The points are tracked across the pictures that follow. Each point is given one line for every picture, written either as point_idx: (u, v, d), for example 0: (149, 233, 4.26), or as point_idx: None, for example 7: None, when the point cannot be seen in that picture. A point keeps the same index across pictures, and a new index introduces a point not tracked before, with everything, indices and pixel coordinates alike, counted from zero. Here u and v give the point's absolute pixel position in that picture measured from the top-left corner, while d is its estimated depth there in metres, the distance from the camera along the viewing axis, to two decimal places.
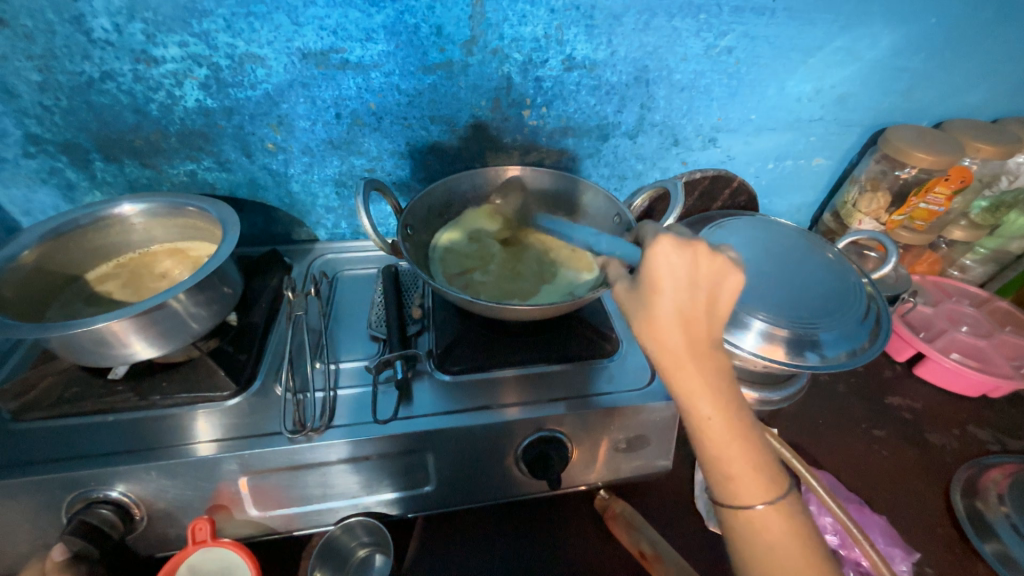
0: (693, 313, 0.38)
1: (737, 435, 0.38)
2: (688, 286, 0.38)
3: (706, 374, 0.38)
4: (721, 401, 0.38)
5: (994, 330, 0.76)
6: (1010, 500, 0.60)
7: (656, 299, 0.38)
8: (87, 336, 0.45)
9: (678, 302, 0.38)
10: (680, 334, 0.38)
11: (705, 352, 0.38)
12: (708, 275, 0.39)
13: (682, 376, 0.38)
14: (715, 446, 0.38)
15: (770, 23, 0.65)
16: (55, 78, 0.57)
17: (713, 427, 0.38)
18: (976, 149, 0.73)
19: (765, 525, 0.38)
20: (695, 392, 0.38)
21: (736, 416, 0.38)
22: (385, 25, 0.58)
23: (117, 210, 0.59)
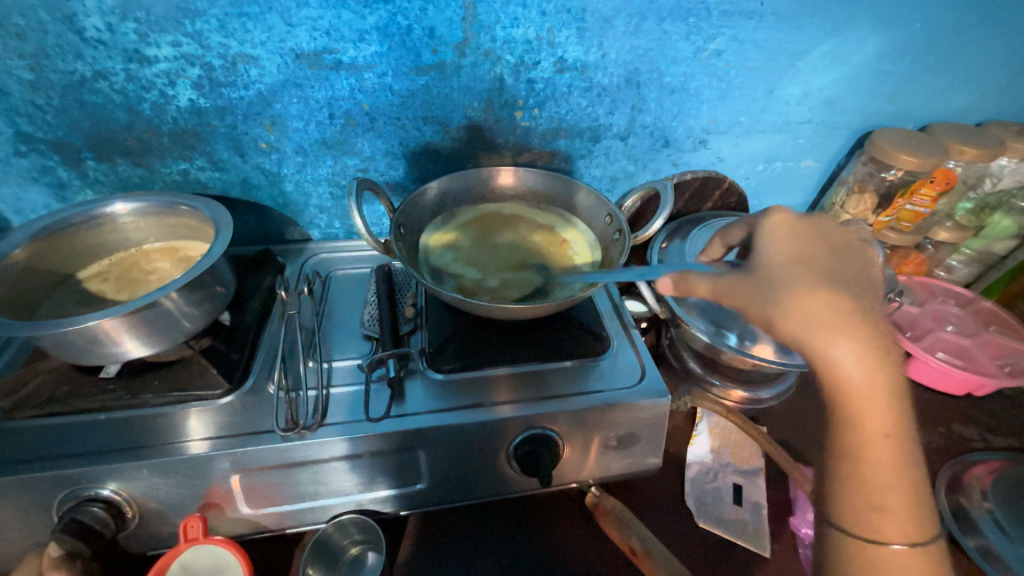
0: (862, 303, 0.44)
1: (899, 462, 0.40)
2: (832, 269, 0.46)
3: (884, 386, 0.41)
4: (896, 420, 0.40)
5: (979, 330, 0.77)
6: (993, 496, 0.61)
7: (805, 281, 0.44)
8: (79, 334, 0.45)
9: (820, 278, 0.44)
10: (865, 333, 0.42)
11: (892, 359, 0.41)
12: (843, 253, 0.49)
13: (836, 367, 0.41)
14: (881, 462, 0.40)
15: (758, 27, 0.66)
16: (47, 77, 0.57)
17: (883, 460, 0.40)
18: (960, 151, 0.74)
19: (900, 566, 0.39)
20: (875, 417, 0.40)
21: (904, 434, 0.41)
22: (378, 27, 0.58)
23: (109, 209, 0.59)
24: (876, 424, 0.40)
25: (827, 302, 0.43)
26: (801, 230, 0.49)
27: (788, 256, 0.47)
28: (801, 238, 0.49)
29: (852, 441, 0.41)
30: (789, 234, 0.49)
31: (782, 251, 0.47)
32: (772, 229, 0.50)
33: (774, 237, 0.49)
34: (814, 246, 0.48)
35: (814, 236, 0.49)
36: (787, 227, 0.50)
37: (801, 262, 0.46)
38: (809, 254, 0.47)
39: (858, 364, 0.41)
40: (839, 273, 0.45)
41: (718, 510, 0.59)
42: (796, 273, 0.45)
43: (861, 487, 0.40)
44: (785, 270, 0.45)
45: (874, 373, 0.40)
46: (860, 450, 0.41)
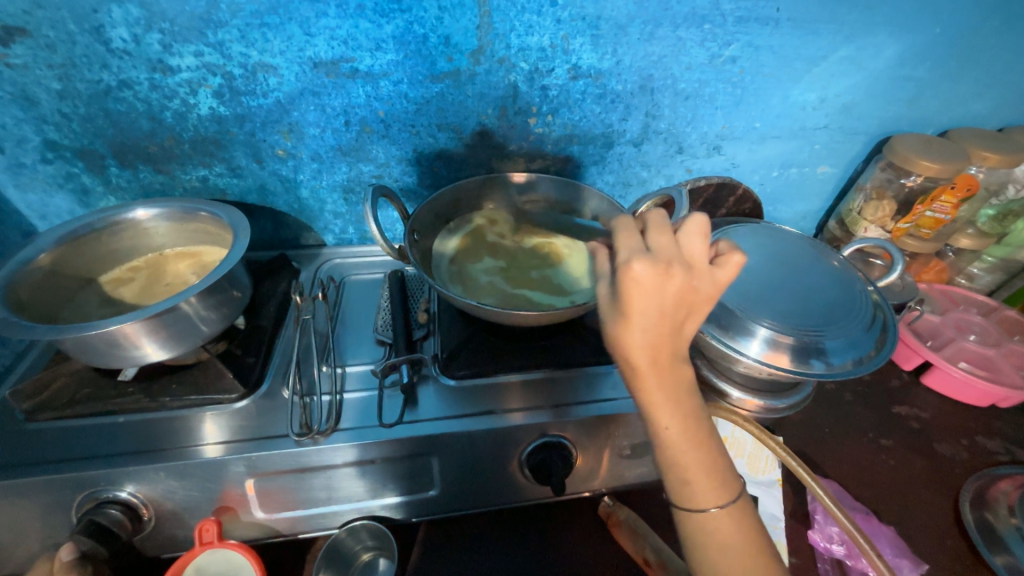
0: (655, 334, 0.37)
1: (697, 446, 0.40)
2: (666, 307, 0.36)
3: (677, 392, 0.39)
4: (684, 417, 0.39)
5: (1002, 340, 0.75)
6: (1020, 512, 0.59)
7: (629, 328, 0.37)
8: (100, 337, 0.46)
9: (643, 322, 0.37)
10: (649, 361, 0.38)
11: (668, 370, 0.38)
12: (680, 293, 0.36)
13: (643, 385, 0.39)
14: (675, 454, 0.40)
15: (774, 33, 0.65)
16: (74, 86, 0.59)
17: (685, 452, 0.40)
18: (982, 157, 0.73)
19: (716, 528, 0.40)
20: (676, 431, 0.39)
21: (695, 421, 0.40)
22: (395, 35, 0.59)
23: (131, 215, 0.60)
24: (671, 424, 0.39)
25: (631, 348, 0.38)
26: (648, 263, 0.36)
27: (631, 297, 0.36)
28: (644, 283, 0.36)
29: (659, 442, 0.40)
30: (641, 276, 0.36)
31: (629, 294, 0.36)
32: (630, 271, 0.36)
33: (629, 280, 0.36)
34: (651, 290, 0.36)
35: (660, 277, 0.36)
36: (644, 261, 0.36)
37: (638, 301, 0.36)
38: (647, 299, 0.36)
39: (654, 378, 0.38)
40: (655, 310, 0.36)
41: None
42: (621, 323, 0.37)
43: (673, 469, 0.41)
44: (617, 313, 0.37)
45: (663, 389, 0.38)
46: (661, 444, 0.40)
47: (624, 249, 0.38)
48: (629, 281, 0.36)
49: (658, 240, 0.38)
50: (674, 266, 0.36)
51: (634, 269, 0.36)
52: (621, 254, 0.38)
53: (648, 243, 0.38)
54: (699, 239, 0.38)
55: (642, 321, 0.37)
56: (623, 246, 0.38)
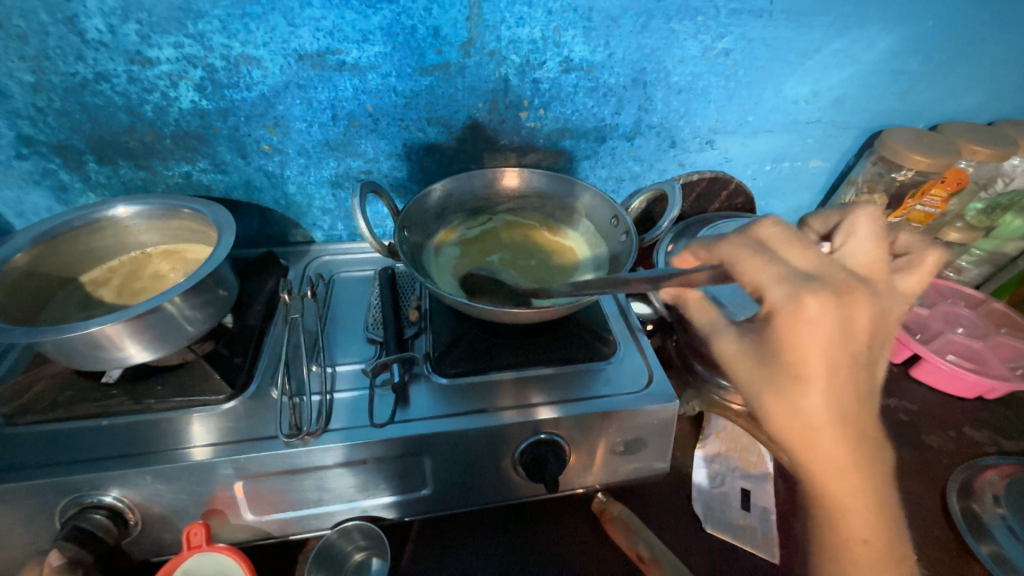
0: (844, 412, 0.35)
1: (876, 541, 0.38)
2: (851, 368, 0.35)
3: (861, 475, 0.37)
4: (866, 506, 0.37)
5: (989, 332, 0.76)
6: (1006, 501, 0.61)
7: (808, 401, 0.35)
8: (80, 340, 0.45)
9: (830, 389, 0.35)
10: (838, 443, 0.36)
11: (857, 455, 0.36)
12: (864, 341, 0.35)
13: (821, 470, 0.37)
14: (851, 549, 0.38)
15: (767, 26, 0.65)
16: (48, 79, 0.57)
17: (862, 548, 0.38)
18: (972, 151, 0.73)
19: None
20: (852, 518, 0.38)
21: (879, 513, 0.38)
22: (382, 27, 0.58)
23: (111, 212, 0.58)
24: (851, 513, 0.37)
25: (813, 424, 0.36)
26: (827, 297, 0.34)
27: (804, 352, 0.34)
28: (825, 339, 0.34)
29: (827, 525, 0.39)
30: (817, 314, 0.34)
31: (810, 352, 0.34)
32: (803, 310, 0.34)
33: (795, 326, 0.34)
34: (834, 339, 0.34)
35: (843, 314, 0.34)
36: (824, 298, 0.34)
37: (817, 365, 0.35)
38: (826, 348, 0.34)
39: (840, 461, 0.36)
40: (841, 376, 0.35)
41: (726, 515, 0.59)
42: (803, 393, 0.35)
43: (840, 571, 0.38)
44: (795, 381, 0.35)
45: (847, 471, 0.37)
46: (828, 528, 0.39)
47: (777, 284, 0.35)
48: (801, 318, 0.34)
49: (811, 260, 0.37)
50: (857, 293, 0.35)
51: (810, 305, 0.34)
52: (779, 288, 0.35)
53: (797, 265, 0.37)
54: (872, 244, 0.40)
55: (828, 393, 0.35)
56: (773, 276, 0.36)
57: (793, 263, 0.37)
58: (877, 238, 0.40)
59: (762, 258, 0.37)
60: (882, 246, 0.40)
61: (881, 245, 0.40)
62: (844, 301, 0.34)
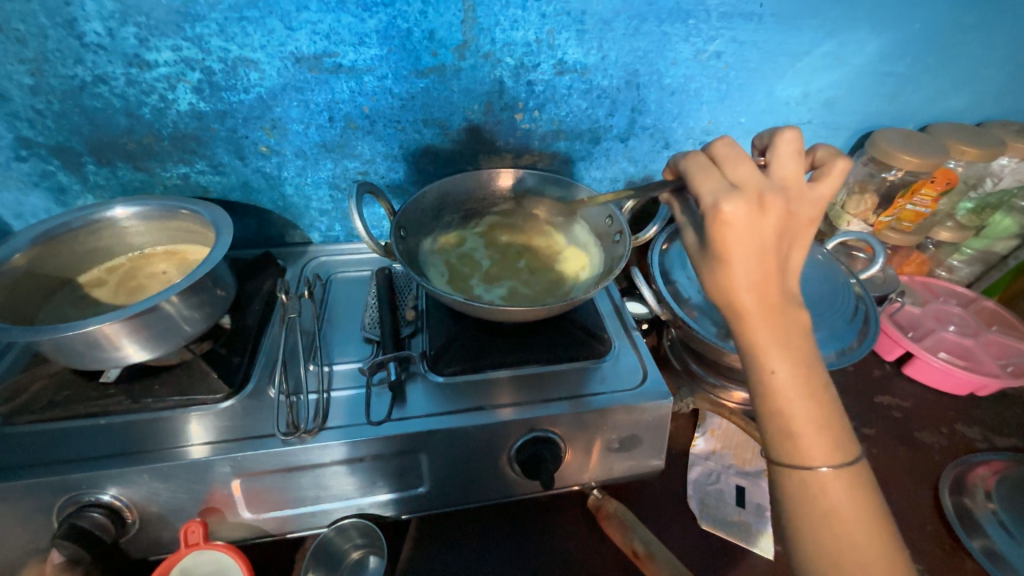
0: (757, 276, 0.41)
1: (807, 396, 0.41)
2: (766, 248, 0.40)
3: (788, 334, 0.41)
4: (794, 364, 0.41)
5: (980, 330, 0.77)
6: (997, 498, 0.61)
7: (732, 274, 0.41)
8: (79, 339, 0.45)
9: (755, 260, 0.40)
10: (763, 307, 0.41)
11: (776, 316, 0.41)
12: (778, 227, 0.40)
13: (752, 330, 0.41)
14: (784, 403, 0.41)
15: (757, 29, 0.66)
16: (47, 81, 0.57)
17: (795, 400, 0.41)
18: (961, 152, 0.74)
19: (825, 489, 0.40)
20: (786, 377, 0.41)
21: (809, 371, 0.41)
22: (378, 30, 0.58)
23: (109, 213, 0.59)
24: (780, 370, 0.41)
25: (738, 293, 0.41)
26: (743, 202, 0.39)
27: (725, 242, 0.40)
28: (740, 226, 0.40)
29: (764, 390, 0.42)
30: (735, 213, 0.39)
31: (729, 236, 0.40)
32: (721, 215, 0.39)
33: (722, 225, 0.39)
34: (749, 227, 0.39)
35: (758, 214, 0.39)
36: (738, 198, 0.39)
37: (736, 245, 0.40)
38: (746, 235, 0.40)
39: (763, 320, 0.41)
40: (756, 255, 0.40)
41: (721, 512, 0.59)
42: (724, 265, 0.41)
43: (780, 426, 0.41)
44: (716, 260, 0.41)
45: (771, 332, 0.41)
46: (766, 395, 0.42)
47: (710, 191, 0.41)
48: (723, 222, 0.39)
49: (739, 172, 0.42)
50: (772, 195, 0.40)
51: (726, 210, 0.39)
52: (709, 196, 0.41)
53: (733, 175, 0.42)
54: (793, 159, 0.43)
55: (744, 263, 0.40)
56: (709, 186, 0.42)
57: (731, 177, 0.42)
58: (797, 157, 0.43)
59: (707, 176, 0.43)
60: (802, 160, 0.44)
61: (802, 160, 0.44)
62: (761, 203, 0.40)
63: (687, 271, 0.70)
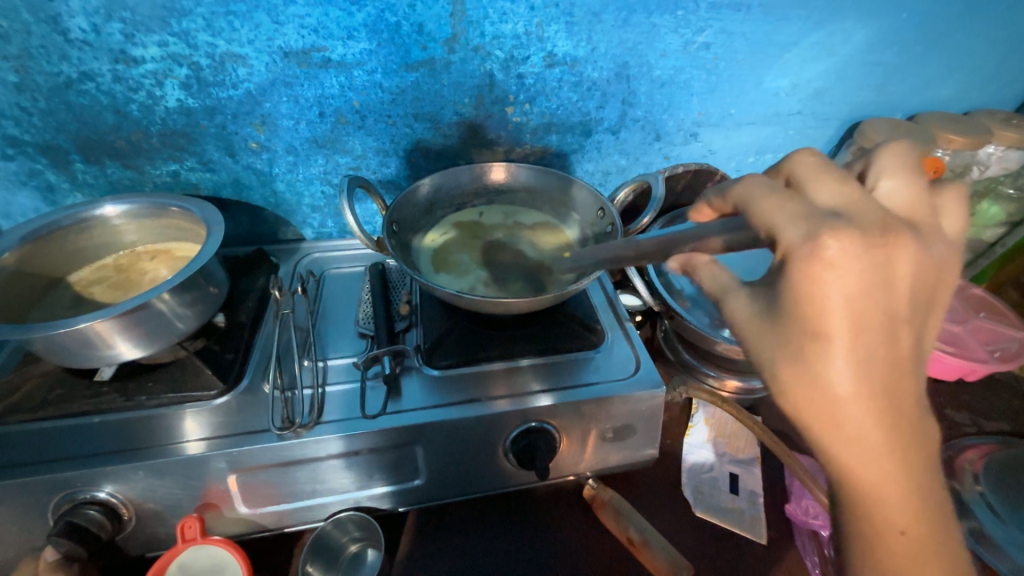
0: (875, 381, 0.29)
1: (943, 569, 0.31)
2: (884, 325, 0.29)
3: (907, 467, 0.30)
4: (922, 517, 0.30)
5: (968, 317, 0.78)
6: (985, 480, 0.62)
7: (832, 368, 0.29)
8: (70, 337, 0.45)
9: (863, 345, 0.29)
10: (873, 423, 0.30)
11: (901, 439, 0.30)
12: (901, 290, 0.30)
13: (857, 459, 0.30)
14: (905, 572, 0.30)
15: (745, 19, 0.66)
16: (33, 79, 0.57)
17: (923, 569, 0.30)
18: (947, 140, 0.75)
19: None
20: (905, 528, 0.30)
21: (932, 518, 0.31)
22: (367, 24, 0.58)
23: (99, 212, 0.59)
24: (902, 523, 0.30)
25: (839, 401, 0.30)
26: (857, 240, 0.29)
27: (827, 305, 0.29)
28: (853, 285, 0.29)
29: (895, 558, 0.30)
30: (846, 257, 0.29)
31: (833, 299, 0.29)
32: (822, 254, 0.29)
33: (813, 273, 0.29)
34: (867, 306, 0.29)
35: (875, 270, 0.29)
36: (850, 234, 0.30)
37: (840, 319, 0.29)
38: (860, 297, 0.29)
39: (875, 443, 0.30)
40: (869, 337, 0.29)
41: (715, 499, 0.60)
42: (823, 352, 0.30)
43: None
44: (818, 346, 0.30)
45: (893, 463, 0.30)
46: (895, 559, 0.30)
47: (805, 222, 0.31)
48: (824, 263, 0.29)
49: (835, 195, 0.33)
50: (892, 232, 0.31)
51: (832, 248, 0.29)
52: (796, 229, 0.31)
53: (824, 201, 0.33)
54: (902, 182, 0.34)
55: (857, 358, 0.29)
56: (791, 214, 0.32)
57: (819, 202, 0.33)
58: (913, 175, 0.35)
59: (792, 198, 0.33)
60: (917, 187, 0.34)
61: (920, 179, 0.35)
62: (881, 242, 0.30)
63: None
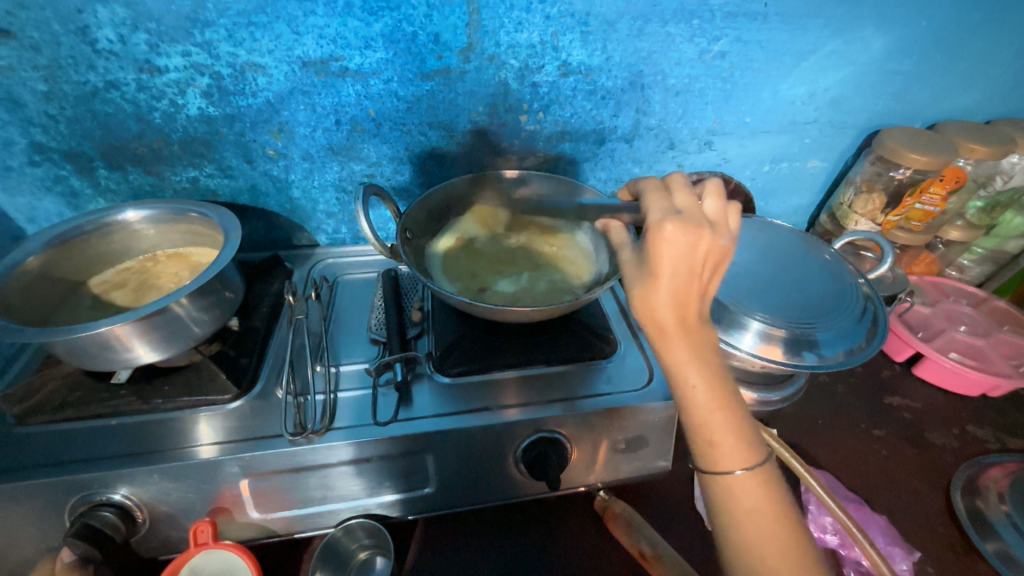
0: (683, 296, 0.41)
1: (722, 406, 0.42)
2: (693, 270, 0.40)
3: (699, 346, 0.42)
4: (709, 374, 0.42)
5: (992, 330, 0.76)
6: (1010, 500, 0.60)
7: (657, 290, 0.40)
8: (91, 340, 0.46)
9: (677, 280, 0.40)
10: (679, 319, 0.41)
11: (693, 328, 0.41)
12: (709, 254, 0.40)
13: (668, 344, 0.42)
14: (698, 412, 0.42)
15: (762, 28, 0.66)
16: (60, 88, 0.58)
17: (711, 411, 0.42)
18: (969, 149, 0.73)
19: (745, 492, 0.41)
20: (700, 384, 0.41)
21: (721, 380, 0.42)
22: (383, 34, 0.59)
23: (120, 217, 0.60)
24: (698, 383, 0.41)
25: (659, 309, 0.41)
26: (682, 224, 0.40)
27: (660, 258, 0.40)
28: (676, 246, 0.40)
29: (686, 404, 0.42)
30: (674, 233, 0.40)
31: (665, 254, 0.40)
32: (662, 231, 0.40)
33: (659, 240, 0.40)
34: (682, 253, 0.40)
35: (693, 236, 0.40)
36: (677, 220, 0.40)
37: (668, 266, 0.40)
38: (679, 252, 0.40)
39: (679, 331, 0.41)
40: (683, 277, 0.40)
41: None
42: (652, 283, 0.41)
43: (699, 433, 0.42)
44: (648, 274, 0.41)
45: (688, 344, 0.41)
46: (690, 405, 0.42)
47: (658, 211, 0.42)
48: (662, 237, 0.40)
49: (685, 201, 0.43)
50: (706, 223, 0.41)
51: (668, 228, 0.40)
52: (656, 215, 0.42)
53: (679, 203, 0.44)
54: (717, 200, 0.44)
55: (671, 279, 0.40)
56: (657, 207, 0.43)
57: (677, 204, 0.43)
58: (721, 194, 0.44)
59: (658, 198, 0.44)
60: (723, 201, 0.44)
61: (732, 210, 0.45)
62: (700, 229, 0.40)
63: None
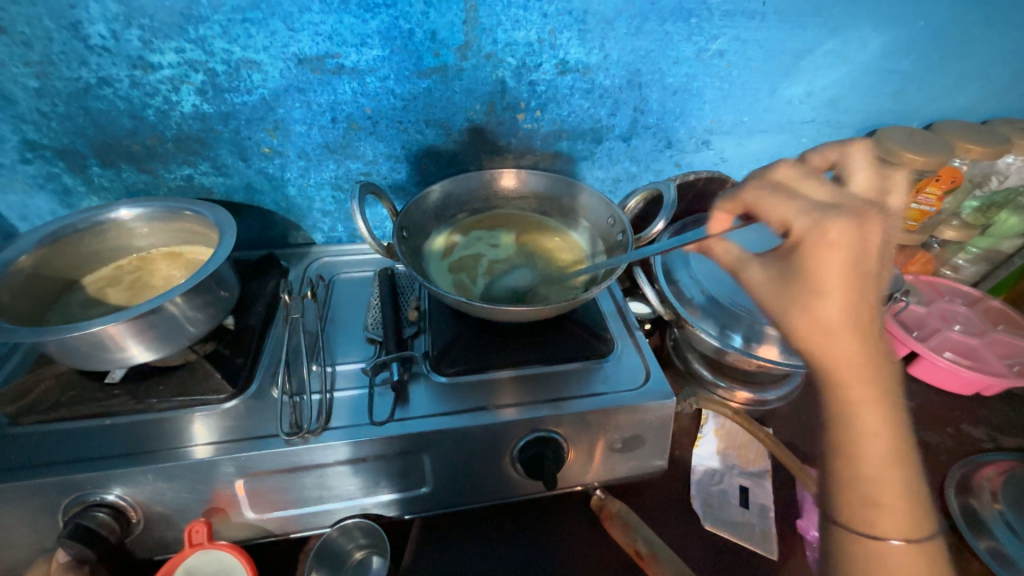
0: (862, 322, 0.38)
1: (897, 461, 0.38)
2: (865, 279, 0.37)
3: (879, 385, 0.39)
4: (886, 417, 0.38)
5: (986, 329, 0.77)
6: (1004, 497, 0.60)
7: (825, 309, 0.38)
8: (84, 339, 0.46)
9: (852, 292, 0.37)
10: (859, 348, 0.38)
11: (877, 362, 0.38)
12: (883, 256, 0.38)
13: (845, 376, 0.38)
14: (870, 464, 0.38)
15: (760, 27, 0.65)
16: (52, 84, 0.57)
17: (878, 465, 0.38)
18: (965, 149, 0.74)
19: (897, 562, 0.37)
20: (871, 432, 0.38)
21: (899, 432, 0.39)
22: (380, 31, 0.59)
23: (114, 215, 0.59)
24: (870, 426, 0.38)
25: (834, 333, 0.38)
26: (848, 222, 0.37)
27: (826, 270, 0.37)
28: (849, 254, 0.37)
29: (850, 449, 0.39)
30: (845, 237, 0.37)
31: (832, 263, 0.37)
32: (827, 234, 0.37)
33: (824, 248, 0.37)
34: (851, 259, 0.37)
35: (864, 238, 0.37)
36: (848, 221, 0.37)
37: (837, 278, 0.37)
38: (852, 259, 0.37)
39: (859, 364, 0.38)
40: (861, 290, 0.37)
41: (725, 513, 0.59)
42: (818, 300, 0.38)
43: (859, 488, 0.39)
44: (815, 290, 0.38)
45: (867, 380, 0.38)
46: (858, 452, 0.39)
47: (801, 211, 0.39)
48: (829, 244, 0.37)
49: (823, 192, 0.42)
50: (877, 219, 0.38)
51: (834, 232, 0.37)
52: (805, 219, 0.39)
53: (819, 196, 0.41)
54: (864, 177, 0.47)
55: (848, 295, 0.37)
56: (793, 209, 0.40)
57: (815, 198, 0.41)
58: (870, 171, 0.47)
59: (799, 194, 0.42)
60: (871, 183, 0.47)
61: (872, 178, 0.47)
62: (863, 222, 0.37)
63: (689, 270, 0.69)
